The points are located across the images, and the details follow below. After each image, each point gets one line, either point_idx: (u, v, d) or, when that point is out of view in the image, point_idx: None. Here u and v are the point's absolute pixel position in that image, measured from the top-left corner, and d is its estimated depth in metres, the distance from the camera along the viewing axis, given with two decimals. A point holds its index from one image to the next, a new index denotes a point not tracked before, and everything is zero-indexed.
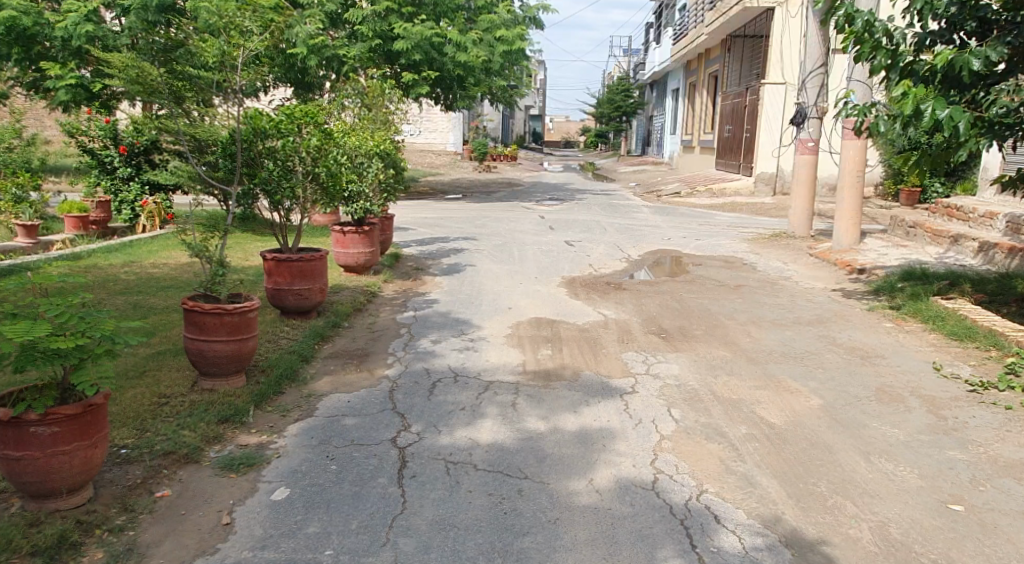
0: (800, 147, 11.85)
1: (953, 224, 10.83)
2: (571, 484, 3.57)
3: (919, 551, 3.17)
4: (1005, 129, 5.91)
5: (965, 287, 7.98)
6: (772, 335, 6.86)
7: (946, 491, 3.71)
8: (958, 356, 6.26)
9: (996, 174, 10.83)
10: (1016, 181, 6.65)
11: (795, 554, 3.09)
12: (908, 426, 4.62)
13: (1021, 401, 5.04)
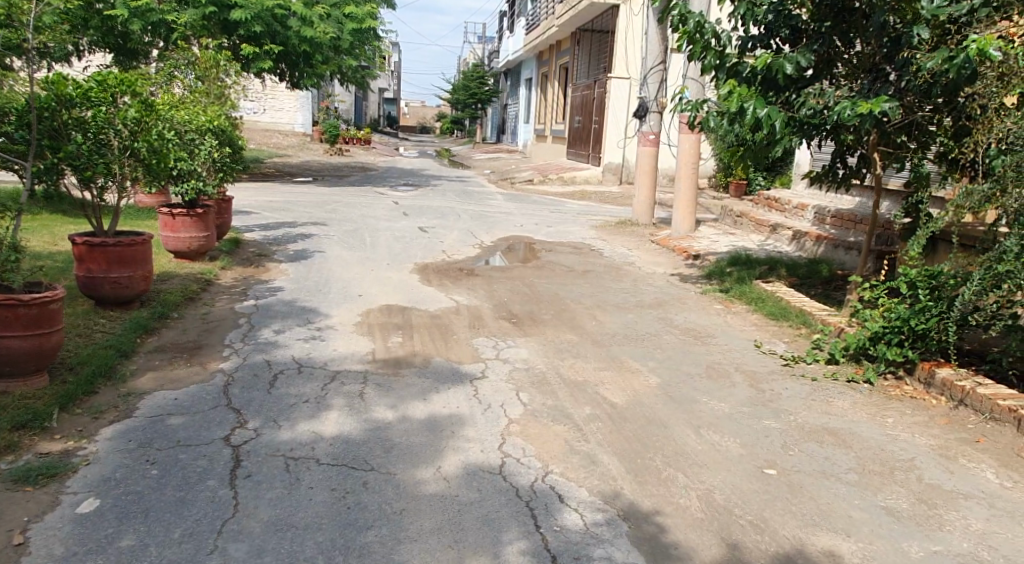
0: (643, 139, 12.34)
1: (772, 214, 11.73)
2: (418, 473, 3.54)
3: (739, 514, 3.39)
4: (812, 129, 6.29)
5: (781, 272, 8.69)
6: (615, 318, 7.13)
7: (762, 457, 4.01)
8: (776, 334, 6.80)
9: (807, 169, 11.82)
10: (822, 177, 7.24)
11: (632, 527, 3.23)
12: (733, 400, 4.94)
13: (827, 373, 5.54)
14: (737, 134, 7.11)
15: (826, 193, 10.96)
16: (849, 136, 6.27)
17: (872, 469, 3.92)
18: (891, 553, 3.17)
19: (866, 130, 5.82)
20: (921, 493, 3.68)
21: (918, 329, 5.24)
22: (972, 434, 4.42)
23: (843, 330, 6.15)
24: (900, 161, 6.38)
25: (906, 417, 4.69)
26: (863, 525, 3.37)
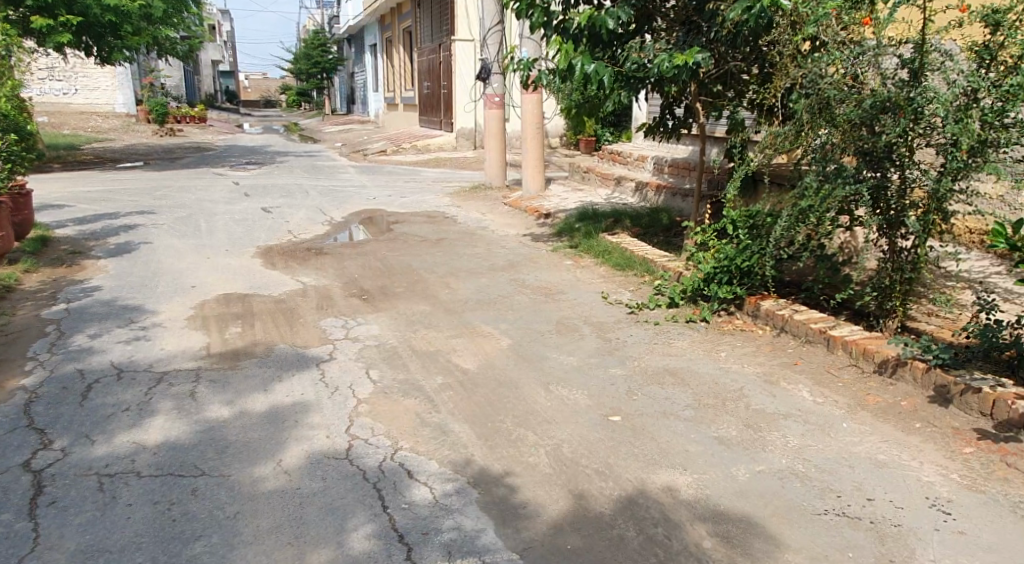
0: (489, 102, 12.28)
1: (616, 167, 12.09)
2: (256, 471, 3.40)
3: (584, 464, 3.50)
4: (638, 83, 6.45)
5: (625, 223, 8.99)
6: (468, 283, 7.12)
7: (607, 405, 4.15)
8: (621, 283, 7.05)
9: (644, 122, 12.26)
10: (654, 130, 7.47)
11: (481, 493, 3.25)
12: (581, 352, 5.08)
13: (668, 316, 5.80)
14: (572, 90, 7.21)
15: (662, 144, 11.39)
16: (673, 88, 6.52)
17: (706, 403, 4.15)
18: (722, 480, 3.38)
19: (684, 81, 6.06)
20: (747, 419, 3.94)
21: (743, 267, 5.57)
22: (791, 358, 4.78)
23: (680, 273, 6.47)
24: (718, 110, 6.67)
25: (736, 350, 5.01)
26: (698, 457, 3.57)
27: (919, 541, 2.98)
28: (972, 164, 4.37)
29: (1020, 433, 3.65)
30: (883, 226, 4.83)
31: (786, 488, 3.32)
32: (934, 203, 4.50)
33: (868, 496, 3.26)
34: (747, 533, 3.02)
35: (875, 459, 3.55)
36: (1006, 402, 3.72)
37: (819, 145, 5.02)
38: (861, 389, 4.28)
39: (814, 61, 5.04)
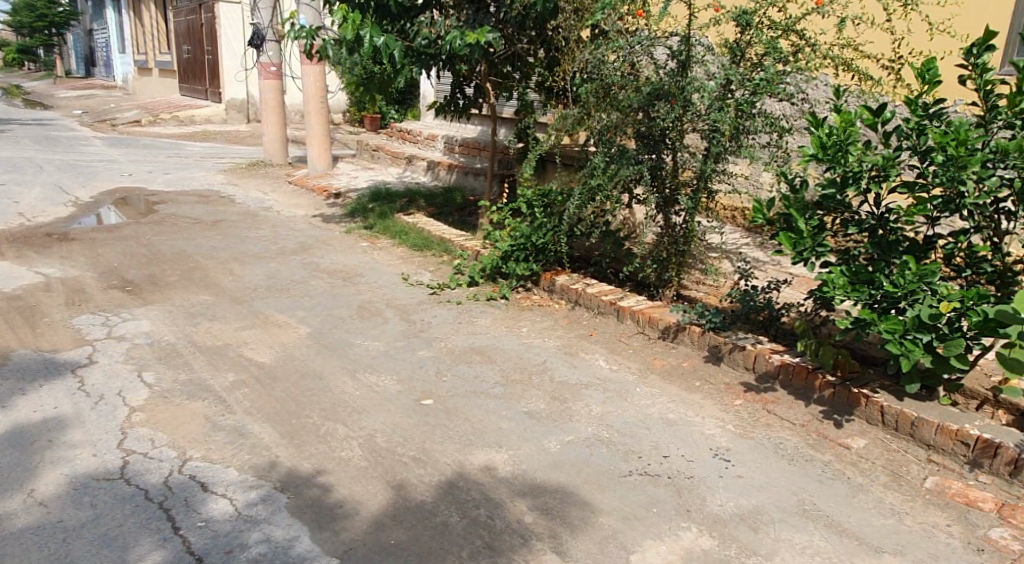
0: (264, 71, 11.55)
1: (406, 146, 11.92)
2: (3, 507, 2.98)
3: (400, 453, 3.43)
4: (429, 59, 6.34)
5: (420, 203, 8.93)
6: (254, 270, 6.71)
7: (418, 389, 4.11)
8: (420, 264, 7.00)
9: (432, 100, 12.23)
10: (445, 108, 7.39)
11: (291, 497, 3.09)
12: (386, 337, 4.97)
13: (469, 295, 5.84)
14: (356, 62, 6.90)
15: (452, 122, 11.44)
16: (463, 67, 6.50)
17: (513, 379, 4.24)
18: (537, 454, 3.46)
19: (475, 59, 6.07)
20: (554, 392, 4.08)
21: (538, 245, 5.71)
22: (587, 329, 5.01)
23: (479, 252, 6.53)
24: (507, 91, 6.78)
25: (536, 325, 5.16)
26: (511, 433, 3.64)
27: (708, 490, 3.20)
28: (729, 147, 4.83)
29: (775, 384, 4.07)
30: (660, 204, 5.22)
31: (593, 454, 3.47)
32: (701, 184, 4.95)
33: (663, 453, 3.48)
34: (564, 503, 3.12)
35: (665, 418, 3.81)
36: (763, 356, 4.15)
37: (601, 127, 5.21)
38: (649, 354, 4.59)
39: (595, 47, 5.25)
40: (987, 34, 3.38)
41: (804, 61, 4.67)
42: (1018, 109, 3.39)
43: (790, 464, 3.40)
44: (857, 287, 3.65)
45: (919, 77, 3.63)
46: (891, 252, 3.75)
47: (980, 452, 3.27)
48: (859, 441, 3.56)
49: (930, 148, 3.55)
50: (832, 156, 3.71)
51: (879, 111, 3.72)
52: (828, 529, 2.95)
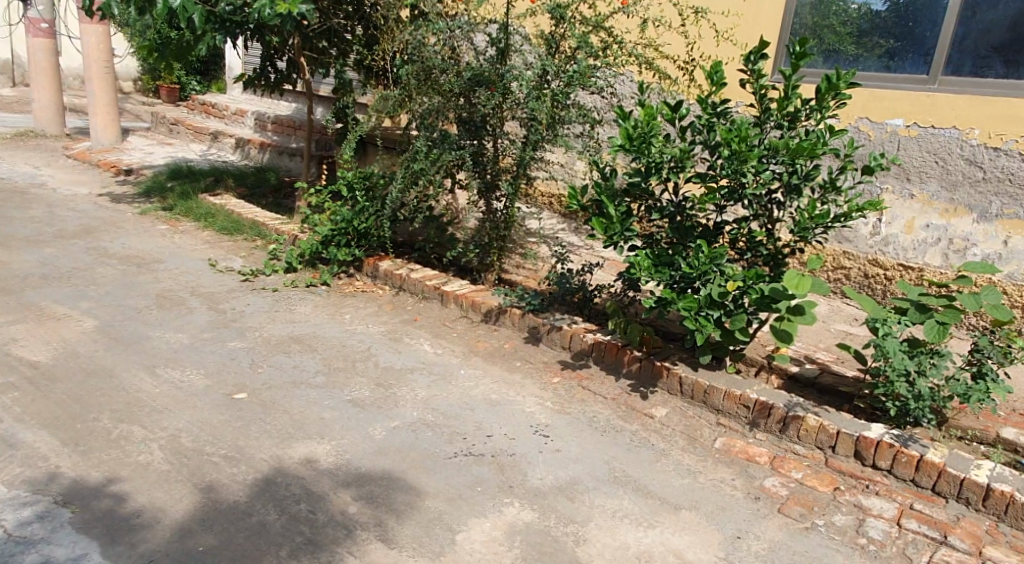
0: (32, 28, 10.22)
1: (211, 120, 11.10)
2: None
3: (209, 452, 3.34)
4: (235, 27, 5.83)
5: (228, 183, 8.43)
6: (26, 257, 6.07)
7: (229, 383, 3.98)
8: (229, 249, 6.56)
9: (239, 72, 11.53)
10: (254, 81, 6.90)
11: (76, 510, 2.94)
12: (192, 328, 4.73)
13: (285, 282, 5.65)
14: (149, 23, 6.21)
15: (263, 98, 10.85)
16: (274, 38, 6.05)
17: (334, 368, 4.22)
18: (361, 442, 3.49)
19: (287, 30, 5.70)
20: (378, 378, 4.11)
21: (361, 229, 5.65)
22: (411, 315, 5.06)
23: (296, 237, 6.30)
24: (323, 68, 6.53)
25: (359, 311, 5.12)
26: (334, 423, 3.63)
27: (529, 465, 3.39)
28: (546, 136, 4.94)
29: (590, 360, 4.37)
30: (482, 190, 5.29)
31: (418, 439, 3.54)
32: (520, 169, 5.04)
33: (487, 433, 3.62)
34: (390, 490, 3.17)
35: (488, 399, 3.96)
36: (578, 336, 4.42)
37: (424, 110, 5.24)
38: (472, 337, 4.73)
39: (416, 28, 5.28)
40: (761, 44, 3.77)
41: (612, 57, 4.91)
42: (786, 111, 3.86)
43: (603, 436, 3.67)
44: (660, 269, 3.99)
45: (707, 78, 3.98)
46: (687, 236, 4.11)
47: (759, 413, 3.71)
48: (662, 410, 3.91)
49: (718, 143, 3.93)
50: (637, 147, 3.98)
51: (676, 107, 4.03)
52: (636, 493, 3.23)
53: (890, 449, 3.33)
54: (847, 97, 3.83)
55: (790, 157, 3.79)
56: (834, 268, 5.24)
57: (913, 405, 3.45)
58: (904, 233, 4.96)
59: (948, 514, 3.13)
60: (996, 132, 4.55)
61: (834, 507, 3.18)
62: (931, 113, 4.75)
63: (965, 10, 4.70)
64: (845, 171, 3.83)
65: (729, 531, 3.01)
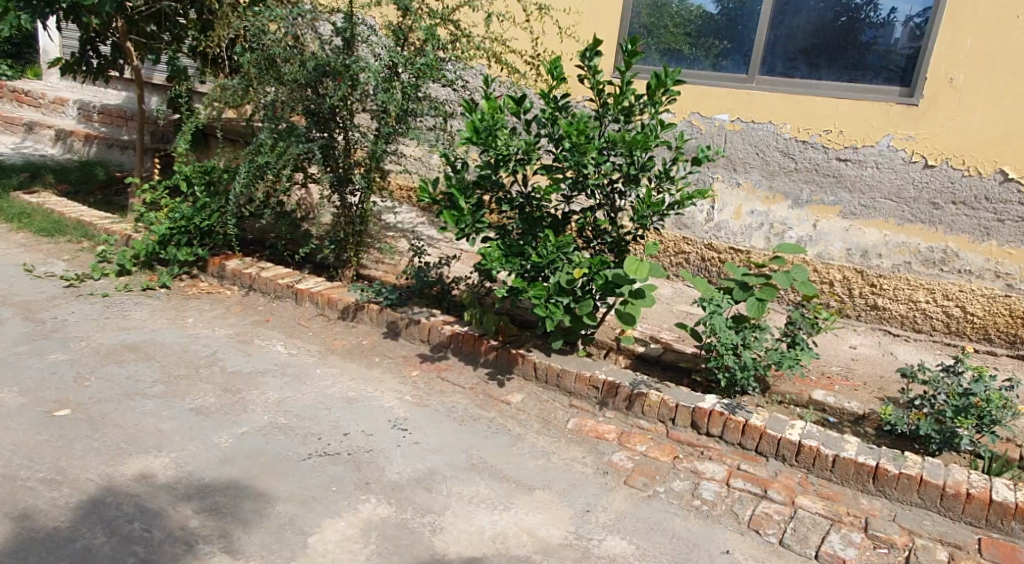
0: None
1: (25, 110, 10.07)
2: None
3: (24, 477, 3.14)
4: (45, 6, 5.34)
5: (46, 179, 7.71)
6: None
7: (51, 399, 3.73)
8: (50, 253, 5.94)
9: (56, 57, 10.55)
10: (71, 66, 6.25)
11: None
12: (4, 341, 4.35)
13: (117, 286, 5.26)
14: None
15: (84, 85, 9.95)
16: (93, 20, 5.57)
17: (174, 375, 4.04)
18: (203, 451, 3.39)
19: (106, 11, 5.31)
20: (225, 384, 3.98)
21: (202, 227, 5.35)
22: (262, 315, 4.92)
23: (129, 237, 5.84)
24: (154, 54, 6.07)
25: (204, 314, 4.90)
26: (174, 434, 3.50)
27: (386, 459, 3.41)
28: (399, 128, 4.86)
29: (448, 351, 4.44)
30: (334, 183, 5.12)
31: (268, 443, 3.48)
32: (373, 162, 4.93)
33: (343, 431, 3.61)
34: (236, 499, 3.11)
35: (345, 396, 3.94)
36: (437, 328, 4.47)
37: (267, 102, 4.98)
38: (329, 335, 4.67)
39: (255, 16, 4.98)
40: (595, 41, 3.94)
41: (460, 50, 4.90)
42: (622, 106, 4.05)
43: (461, 425, 3.76)
44: (511, 260, 4.10)
45: (548, 73, 4.11)
46: (537, 227, 4.23)
47: (607, 392, 3.92)
48: (517, 396, 4.05)
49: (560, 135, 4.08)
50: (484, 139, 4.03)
51: (520, 101, 4.11)
52: (492, 478, 3.33)
53: (720, 417, 3.62)
54: (676, 93, 4.09)
55: (627, 150, 3.99)
56: (675, 253, 5.60)
57: (740, 374, 3.82)
58: (733, 219, 5.36)
59: (768, 471, 3.46)
60: (805, 127, 5.00)
61: (673, 474, 3.43)
62: (752, 109, 5.14)
63: (776, 16, 5.12)
64: (677, 162, 4.09)
65: (578, 506, 3.18)
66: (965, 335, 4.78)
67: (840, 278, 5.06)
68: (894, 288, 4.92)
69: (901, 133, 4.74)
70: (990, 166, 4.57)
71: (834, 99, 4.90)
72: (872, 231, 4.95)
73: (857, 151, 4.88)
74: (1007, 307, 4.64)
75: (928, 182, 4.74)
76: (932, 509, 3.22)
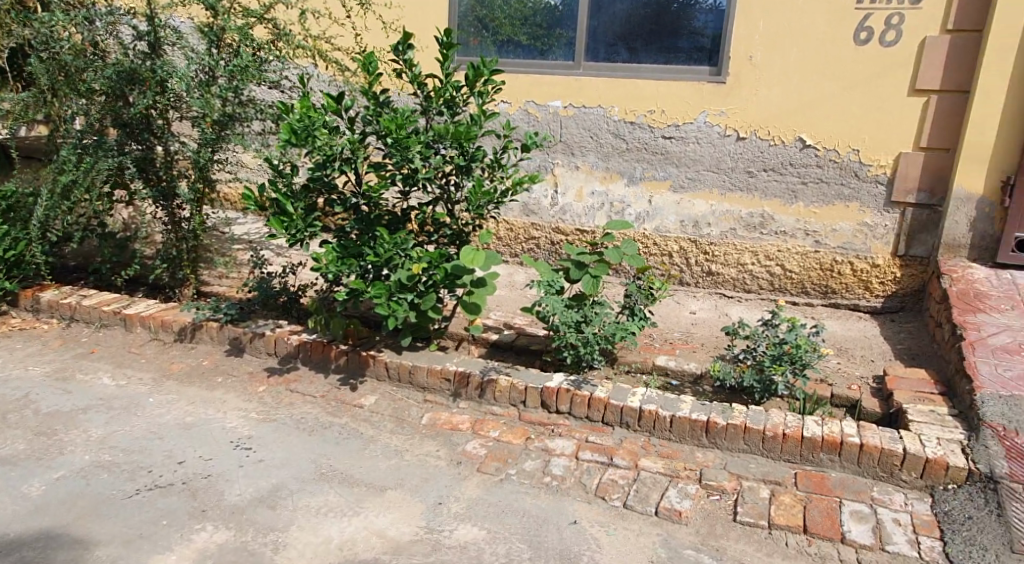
0: None
1: None
2: None
3: None
4: None
5: None
6: None
7: None
8: None
9: None
10: None
11: None
12: None
13: None
14: None
15: None
16: None
17: None
18: (12, 503, 3.13)
19: None
20: (38, 426, 3.69)
21: (8, 258, 4.89)
22: (86, 347, 4.60)
23: None
24: None
25: (16, 353, 4.52)
26: None
27: (226, 483, 3.28)
28: (220, 135, 4.62)
29: (297, 362, 4.30)
30: (158, 198, 4.80)
31: (89, 484, 3.25)
32: (198, 172, 4.64)
33: (178, 460, 3.43)
34: (48, 550, 2.89)
35: (182, 422, 3.75)
36: (284, 338, 4.33)
37: (71, 115, 4.64)
38: (164, 359, 4.43)
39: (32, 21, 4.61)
40: (405, 35, 3.96)
41: (282, 50, 4.74)
42: (444, 99, 4.08)
43: (310, 435, 3.66)
44: (348, 261, 4.06)
45: (364, 69, 4.07)
46: (373, 226, 4.18)
47: (459, 383, 3.93)
48: (370, 399, 3.99)
49: (382, 131, 4.03)
50: (305, 140, 3.93)
51: (339, 99, 4.05)
52: (342, 485, 3.28)
53: (567, 393, 3.72)
54: (498, 82, 4.14)
55: (454, 142, 4.01)
56: (525, 238, 5.69)
57: (584, 350, 3.92)
58: (576, 202, 5.51)
59: (614, 439, 3.60)
60: (631, 109, 5.21)
61: (525, 455, 3.50)
62: (581, 94, 5.30)
63: (594, 5, 5.28)
64: (507, 150, 4.15)
65: (430, 500, 3.20)
66: (787, 289, 5.17)
67: (677, 249, 5.33)
68: (724, 254, 5.23)
69: (715, 109, 5.04)
70: (791, 135, 4.95)
71: (652, 81, 5.13)
72: (700, 202, 5.23)
73: (679, 128, 5.14)
74: (818, 261, 5.07)
75: (742, 153, 5.06)
76: (756, 452, 3.48)
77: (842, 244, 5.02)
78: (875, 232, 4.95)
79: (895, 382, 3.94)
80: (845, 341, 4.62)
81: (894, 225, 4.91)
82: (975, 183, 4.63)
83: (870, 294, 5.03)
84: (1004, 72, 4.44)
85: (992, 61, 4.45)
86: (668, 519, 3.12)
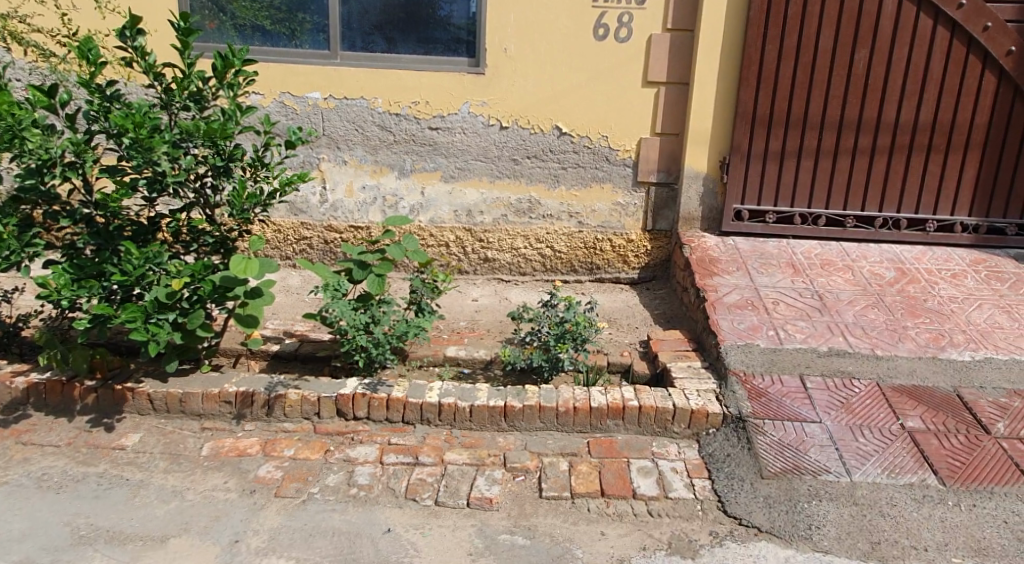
0: None
1: None
2: None
3: None
4: None
5: None
6: None
7: None
8: None
9: None
10: None
11: None
12: None
13: None
14: None
15: None
16: None
17: None
18: None
19: None
20: None
21: None
22: None
23: None
24: None
25: None
26: None
27: None
28: None
29: (28, 408, 3.75)
30: None
31: None
32: None
33: None
34: None
35: None
36: (4, 383, 3.73)
37: None
38: None
39: None
40: (132, 18, 3.56)
41: None
42: (189, 91, 3.73)
43: (58, 493, 3.22)
44: (86, 282, 3.58)
45: (82, 58, 3.59)
46: (114, 241, 3.74)
47: (242, 404, 3.67)
48: (133, 437, 3.59)
49: (113, 129, 3.60)
50: (8, 142, 3.41)
51: (51, 92, 3.55)
52: (110, 545, 2.94)
53: (363, 398, 3.62)
54: (251, 73, 3.86)
55: (206, 140, 3.68)
56: (296, 239, 5.43)
57: (376, 351, 3.83)
58: (346, 198, 5.36)
59: (416, 437, 3.57)
60: (394, 100, 5.15)
61: (326, 469, 3.36)
62: (341, 86, 5.13)
63: None
64: (269, 148, 3.88)
65: (225, 539, 2.97)
66: (558, 269, 5.46)
67: (454, 239, 5.39)
68: (498, 240, 5.39)
69: (476, 100, 5.14)
70: (548, 123, 5.19)
71: (412, 72, 5.10)
72: (470, 191, 5.32)
73: (444, 119, 5.18)
74: (582, 240, 5.40)
75: (506, 142, 5.22)
76: (552, 428, 3.63)
77: (601, 223, 5.39)
78: (627, 211, 5.37)
79: (660, 344, 4.33)
80: (613, 312, 4.98)
81: (642, 202, 5.36)
82: (701, 161, 5.21)
83: (628, 267, 5.46)
84: (713, 62, 5.02)
85: (705, 51, 5.00)
86: (480, 508, 3.16)
